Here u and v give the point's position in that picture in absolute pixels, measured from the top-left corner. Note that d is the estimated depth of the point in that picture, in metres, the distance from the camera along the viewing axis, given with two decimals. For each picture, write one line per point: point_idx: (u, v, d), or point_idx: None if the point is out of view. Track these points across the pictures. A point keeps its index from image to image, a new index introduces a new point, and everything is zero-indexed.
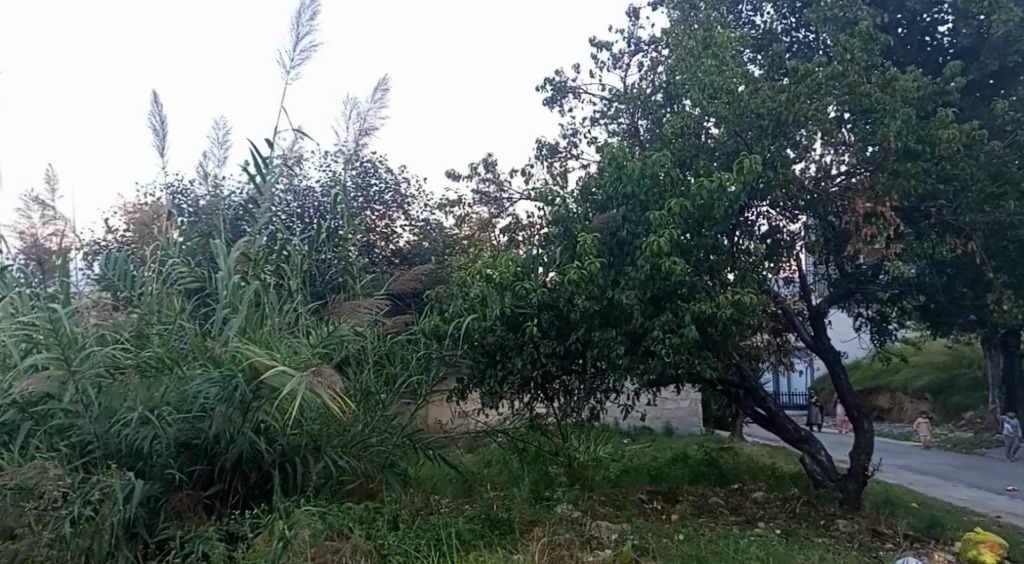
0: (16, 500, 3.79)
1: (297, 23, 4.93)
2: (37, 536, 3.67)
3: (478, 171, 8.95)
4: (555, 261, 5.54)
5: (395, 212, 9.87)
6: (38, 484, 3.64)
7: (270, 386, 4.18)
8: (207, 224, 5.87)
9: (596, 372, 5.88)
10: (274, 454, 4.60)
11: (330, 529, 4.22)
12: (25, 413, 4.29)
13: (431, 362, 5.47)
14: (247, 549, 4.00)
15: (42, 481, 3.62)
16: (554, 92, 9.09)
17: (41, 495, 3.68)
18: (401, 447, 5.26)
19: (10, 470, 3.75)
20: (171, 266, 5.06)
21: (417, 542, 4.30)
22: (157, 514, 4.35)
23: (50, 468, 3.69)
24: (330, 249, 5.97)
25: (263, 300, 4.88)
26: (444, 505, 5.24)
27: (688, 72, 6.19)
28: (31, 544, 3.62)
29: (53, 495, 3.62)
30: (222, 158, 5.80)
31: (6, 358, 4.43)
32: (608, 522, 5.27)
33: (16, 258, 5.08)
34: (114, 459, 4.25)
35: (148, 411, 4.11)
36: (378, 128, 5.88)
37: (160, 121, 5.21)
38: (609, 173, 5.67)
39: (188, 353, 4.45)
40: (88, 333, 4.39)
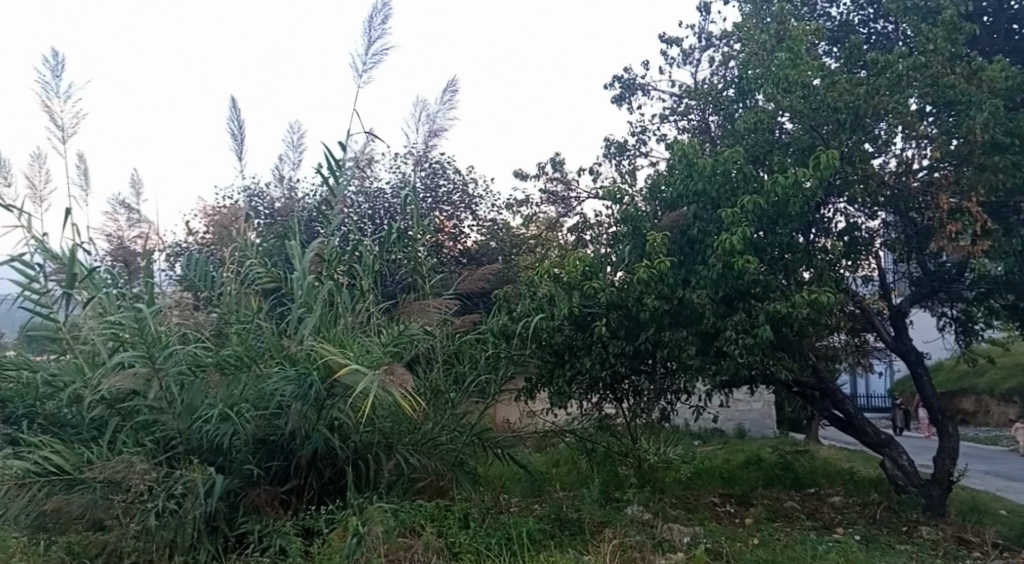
0: (107, 493, 4.12)
1: (370, 27, 5.09)
2: (125, 528, 3.97)
3: (545, 170, 9.01)
4: (623, 261, 5.53)
5: (464, 212, 10.02)
6: (126, 478, 3.91)
7: (344, 384, 4.39)
8: (283, 226, 6.11)
9: (667, 372, 5.83)
10: (347, 452, 4.76)
11: (402, 526, 4.36)
12: (112, 409, 4.57)
13: (499, 361, 5.57)
14: (323, 544, 4.17)
15: (130, 474, 3.88)
16: (622, 91, 9.03)
17: (128, 488, 3.98)
18: (470, 446, 5.37)
19: (100, 464, 4.07)
20: (249, 268, 5.32)
21: (488, 540, 4.39)
22: (236, 508, 4.57)
23: (136, 463, 3.96)
24: (402, 249, 6.12)
25: (337, 300, 5.11)
26: (513, 504, 5.30)
27: (762, 66, 6.03)
28: (119, 536, 3.94)
29: (138, 488, 3.88)
30: (297, 161, 6.03)
31: (93, 355, 4.70)
32: (679, 525, 5.21)
33: (105, 260, 5.37)
34: (195, 454, 4.51)
35: (228, 409, 4.38)
36: (448, 129, 5.98)
37: (239, 126, 5.48)
38: (680, 170, 5.59)
39: (265, 351, 4.70)
40: (171, 332, 4.64)
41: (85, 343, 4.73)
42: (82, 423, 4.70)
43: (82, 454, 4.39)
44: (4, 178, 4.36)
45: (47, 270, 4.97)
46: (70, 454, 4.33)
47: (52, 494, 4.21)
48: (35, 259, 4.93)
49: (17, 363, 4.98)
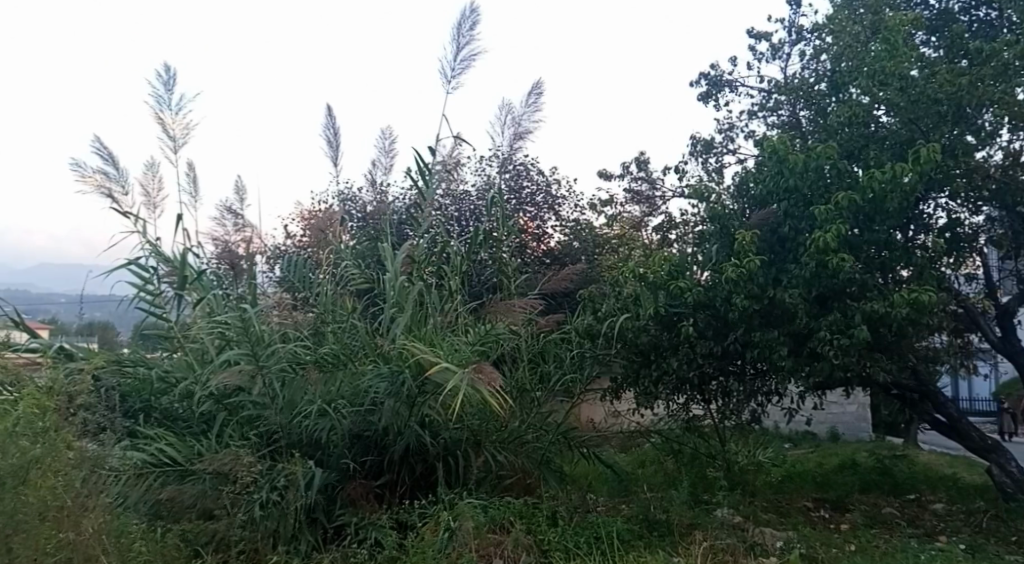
0: (215, 484, 4.45)
1: (457, 35, 5.26)
2: (233, 518, 4.25)
3: (629, 170, 8.98)
4: (710, 260, 5.46)
5: (547, 213, 10.08)
6: (232, 470, 4.31)
7: (435, 381, 4.59)
8: (375, 229, 6.37)
9: (757, 374, 5.72)
10: (437, 448, 4.94)
11: (492, 523, 4.48)
12: (218, 405, 4.89)
13: (584, 361, 5.67)
14: (416, 538, 4.35)
15: (235, 467, 4.29)
16: (710, 87, 8.86)
17: (236, 480, 4.35)
18: (556, 445, 5.44)
19: (210, 457, 4.44)
20: (344, 269, 5.64)
21: (577, 539, 4.47)
22: (334, 501, 4.81)
23: (241, 457, 4.35)
24: (488, 249, 6.26)
25: (427, 300, 5.35)
26: (599, 504, 5.34)
27: (856, 58, 5.79)
28: (227, 525, 4.21)
29: (244, 479, 4.26)
30: (388, 166, 6.28)
31: (202, 353, 5.07)
32: (772, 529, 5.08)
33: (212, 262, 5.74)
34: (295, 448, 4.76)
35: (326, 404, 4.65)
36: (532, 132, 6.08)
37: (334, 134, 5.78)
38: (770, 167, 5.44)
39: (360, 349, 4.96)
40: (273, 331, 4.96)
41: (194, 342, 5.11)
42: (191, 416, 5.00)
43: (192, 447, 4.73)
44: (121, 188, 4.76)
45: (160, 272, 5.40)
46: (182, 447, 4.70)
47: (165, 484, 4.53)
48: (149, 263, 5.38)
49: (133, 360, 5.29)
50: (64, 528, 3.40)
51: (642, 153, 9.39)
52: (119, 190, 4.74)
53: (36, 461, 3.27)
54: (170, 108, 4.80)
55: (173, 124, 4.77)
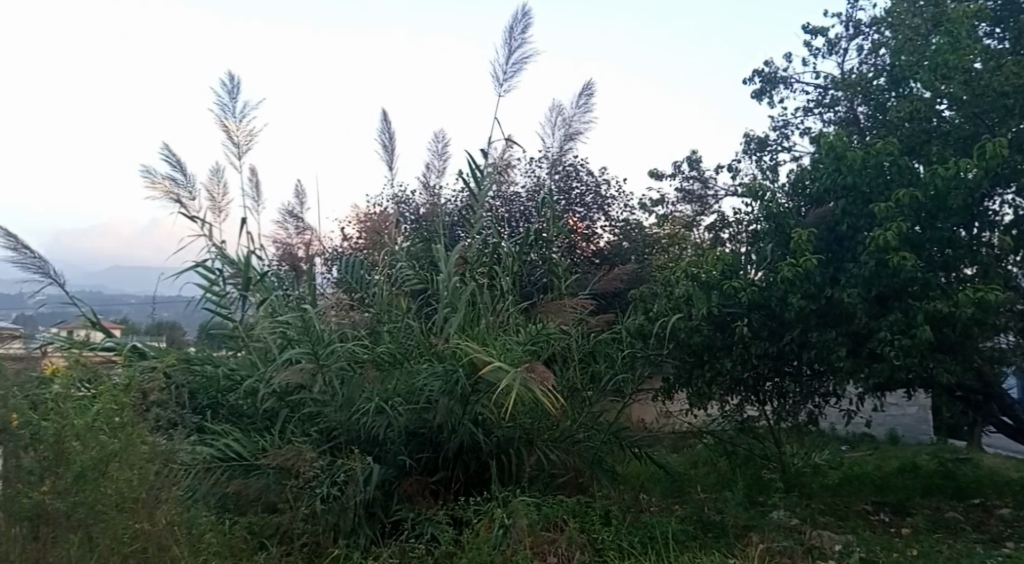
0: (279, 479, 4.64)
1: (510, 38, 5.33)
2: (295, 512, 4.41)
3: (680, 168, 8.90)
4: (765, 259, 5.38)
5: (597, 212, 10.01)
6: (296, 464, 4.49)
7: (488, 381, 4.69)
8: (428, 230, 6.50)
9: (814, 374, 5.63)
10: (491, 445, 5.03)
11: (547, 520, 4.56)
12: (281, 402, 5.07)
13: (636, 361, 5.63)
14: (472, 534, 4.45)
15: (299, 462, 4.46)
16: (763, 85, 8.72)
17: (299, 475, 4.51)
18: (608, 444, 5.48)
19: (273, 452, 4.63)
20: (399, 269, 5.84)
21: (631, 538, 4.51)
22: (391, 496, 4.94)
23: (304, 452, 4.53)
24: (539, 250, 6.33)
25: (479, 301, 5.45)
26: (652, 504, 5.33)
27: (917, 52, 5.63)
28: (290, 519, 4.38)
29: (307, 474, 4.43)
30: (441, 168, 6.40)
31: (265, 352, 5.26)
32: (831, 532, 4.98)
33: (274, 263, 5.98)
34: (354, 445, 4.89)
35: (383, 402, 4.75)
36: (583, 132, 6.11)
37: (389, 137, 5.92)
38: (827, 164, 5.32)
39: (414, 347, 5.08)
40: (333, 331, 5.15)
41: (258, 340, 5.33)
42: (254, 413, 5.18)
43: (257, 442, 4.92)
44: (189, 193, 4.99)
45: (224, 274, 5.63)
46: (248, 442, 4.90)
47: (232, 478, 4.72)
48: (214, 265, 5.63)
49: (201, 358, 5.53)
50: (139, 518, 3.64)
51: (694, 151, 9.29)
52: (187, 196, 4.96)
53: (114, 455, 3.55)
54: (235, 116, 5.02)
55: (238, 133, 4.99)
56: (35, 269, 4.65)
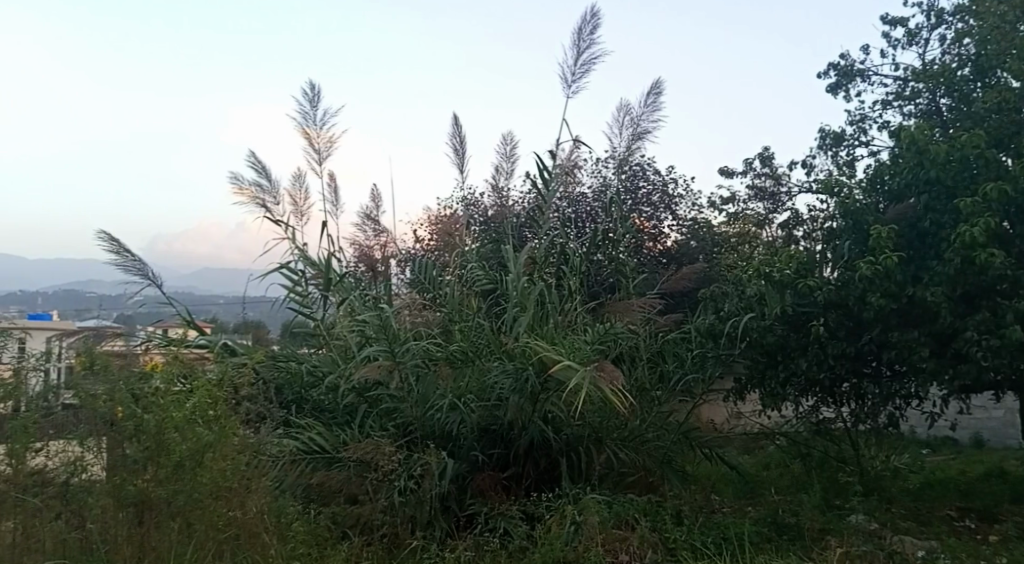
0: (359, 471, 4.85)
1: (578, 40, 5.37)
2: (375, 503, 4.63)
3: (752, 166, 8.76)
4: (842, 257, 5.26)
5: (664, 212, 9.86)
6: (375, 458, 4.67)
7: (557, 379, 4.76)
8: (497, 231, 6.63)
9: (894, 375, 5.40)
10: (561, 443, 5.10)
11: (618, 518, 4.60)
12: (360, 397, 5.27)
13: (706, 360, 5.65)
14: (544, 530, 4.52)
15: (378, 456, 4.64)
16: (839, 78, 8.49)
17: (377, 468, 4.72)
18: (678, 444, 5.50)
19: (354, 445, 4.83)
20: (471, 270, 5.99)
21: (705, 539, 4.50)
22: (465, 490, 5.07)
23: (383, 446, 4.70)
24: (606, 250, 6.34)
25: (548, 300, 5.53)
26: (725, 505, 5.28)
27: (1005, 39, 5.40)
28: (370, 509, 4.60)
29: (387, 468, 4.61)
30: (510, 170, 6.51)
31: (345, 349, 5.50)
32: (913, 538, 4.81)
33: (352, 265, 6.21)
34: (429, 440, 5.05)
35: (456, 398, 4.92)
36: (651, 131, 6.09)
37: (460, 141, 6.05)
38: (908, 159, 5.17)
39: (485, 346, 5.22)
40: (408, 330, 5.32)
41: (339, 339, 5.57)
42: (335, 408, 5.40)
43: (338, 436, 5.14)
44: (272, 199, 5.23)
45: (307, 275, 5.96)
46: (330, 436, 5.12)
47: (316, 469, 4.93)
48: (297, 266, 5.93)
49: (285, 356, 5.72)
50: (232, 506, 3.86)
51: (766, 149, 9.13)
52: (271, 201, 5.21)
53: (209, 446, 3.72)
54: (315, 124, 5.25)
55: (318, 140, 5.20)
56: (136, 271, 4.98)
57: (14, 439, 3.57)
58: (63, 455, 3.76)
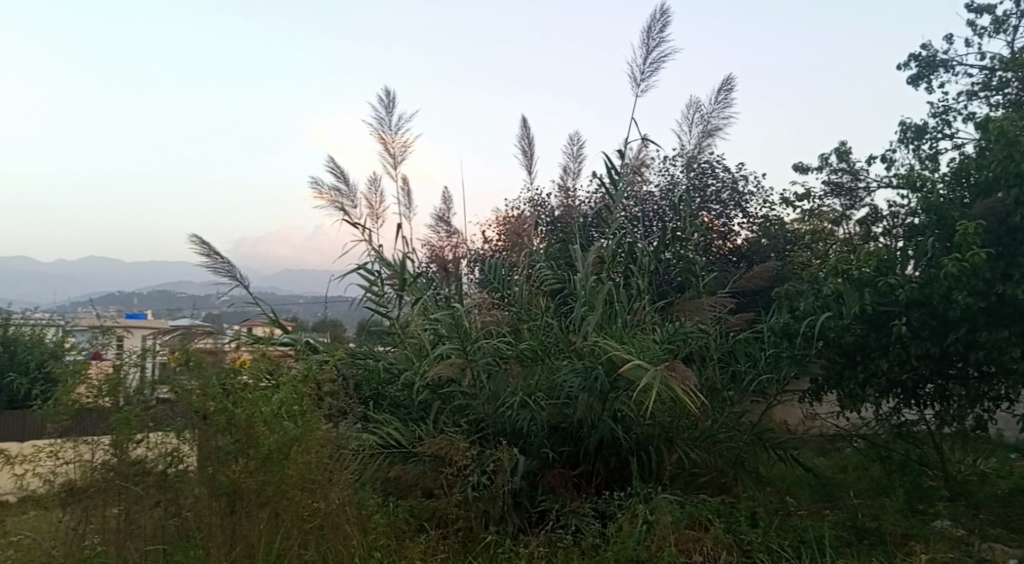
0: (434, 466, 4.98)
1: (647, 39, 5.36)
2: (450, 497, 4.75)
3: (828, 161, 8.53)
4: (925, 254, 5.10)
5: (734, 209, 9.61)
6: (449, 453, 4.77)
7: (626, 378, 4.77)
8: (564, 231, 6.70)
9: (982, 376, 5.13)
10: (631, 443, 5.10)
11: (690, 518, 4.59)
12: (434, 394, 5.43)
13: (781, 361, 5.55)
14: (616, 529, 4.53)
15: (453, 451, 4.74)
16: (920, 69, 8.19)
17: (452, 463, 4.83)
18: (751, 445, 5.44)
19: (429, 440, 4.96)
20: (539, 271, 6.11)
21: (782, 541, 4.43)
22: (536, 487, 5.12)
23: (456, 441, 4.81)
24: (675, 249, 6.28)
25: (616, 300, 5.55)
26: (801, 508, 5.17)
27: None
28: (446, 503, 4.71)
29: (461, 463, 4.72)
30: (577, 171, 6.54)
31: (419, 348, 5.67)
32: (1007, 546, 4.55)
33: (425, 265, 6.32)
34: (501, 436, 5.12)
35: (527, 396, 5.02)
36: (722, 128, 6.02)
37: (528, 142, 6.12)
38: (997, 152, 4.98)
39: (554, 345, 5.30)
40: (479, 329, 5.45)
41: (413, 337, 5.75)
42: (411, 404, 5.56)
43: (414, 432, 5.27)
44: (349, 202, 5.41)
45: (383, 276, 6.21)
46: (405, 431, 5.27)
47: (393, 463, 5.09)
48: (374, 267, 6.20)
49: (364, 353, 5.92)
50: (315, 498, 4.02)
51: (842, 143, 8.90)
52: (349, 204, 5.39)
53: (296, 439, 3.94)
54: (390, 130, 5.41)
55: (393, 144, 5.36)
56: (225, 273, 5.24)
57: (118, 431, 3.75)
58: (160, 446, 3.88)
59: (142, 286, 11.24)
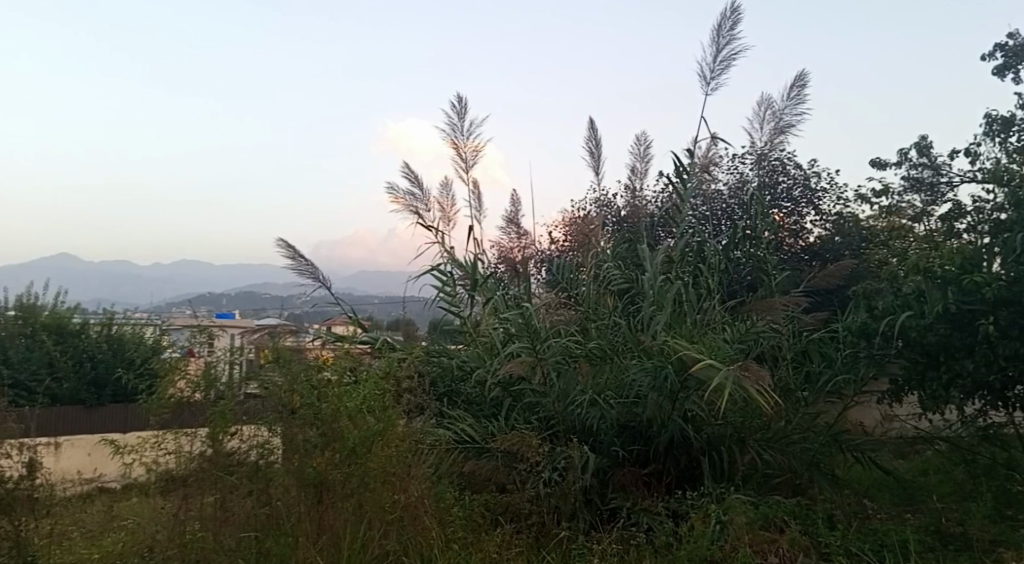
0: (507, 462, 5.08)
1: (718, 37, 5.33)
2: (523, 492, 4.84)
3: (907, 156, 8.27)
4: (1015, 250, 4.90)
5: (806, 207, 9.38)
6: (521, 449, 4.87)
7: (697, 378, 4.73)
8: (631, 231, 6.75)
9: None
10: (702, 442, 5.06)
11: (765, 519, 4.55)
12: (505, 392, 5.57)
13: (858, 362, 5.50)
14: (689, 528, 4.53)
15: (525, 447, 4.84)
16: (1006, 59, 7.87)
17: (525, 459, 4.92)
18: (828, 447, 5.35)
19: (501, 436, 5.08)
20: (607, 270, 6.14)
21: (862, 545, 4.34)
22: (607, 484, 5.16)
23: (529, 438, 4.90)
24: (745, 247, 6.19)
25: (685, 299, 5.54)
26: (880, 511, 5.07)
27: None
28: (518, 498, 4.81)
29: (533, 459, 4.80)
30: (644, 170, 6.55)
31: (491, 346, 5.82)
32: None
33: (495, 266, 6.53)
34: (571, 434, 5.18)
35: (596, 395, 5.06)
36: (794, 124, 5.92)
37: (595, 144, 6.17)
38: None
39: (622, 343, 5.35)
40: (548, 328, 5.55)
41: (485, 336, 5.93)
42: (483, 401, 5.70)
43: (486, 428, 5.41)
44: (423, 206, 5.58)
45: (455, 276, 6.37)
46: (479, 427, 5.41)
47: (467, 458, 5.23)
48: (446, 268, 6.38)
49: (438, 351, 6.08)
50: (396, 490, 4.17)
51: (923, 138, 8.64)
52: (423, 207, 5.56)
53: (380, 434, 4.17)
54: (462, 135, 5.55)
55: (465, 149, 5.49)
56: (309, 274, 5.49)
57: (214, 424, 3.92)
58: (254, 438, 4.04)
59: (233, 289, 12.00)
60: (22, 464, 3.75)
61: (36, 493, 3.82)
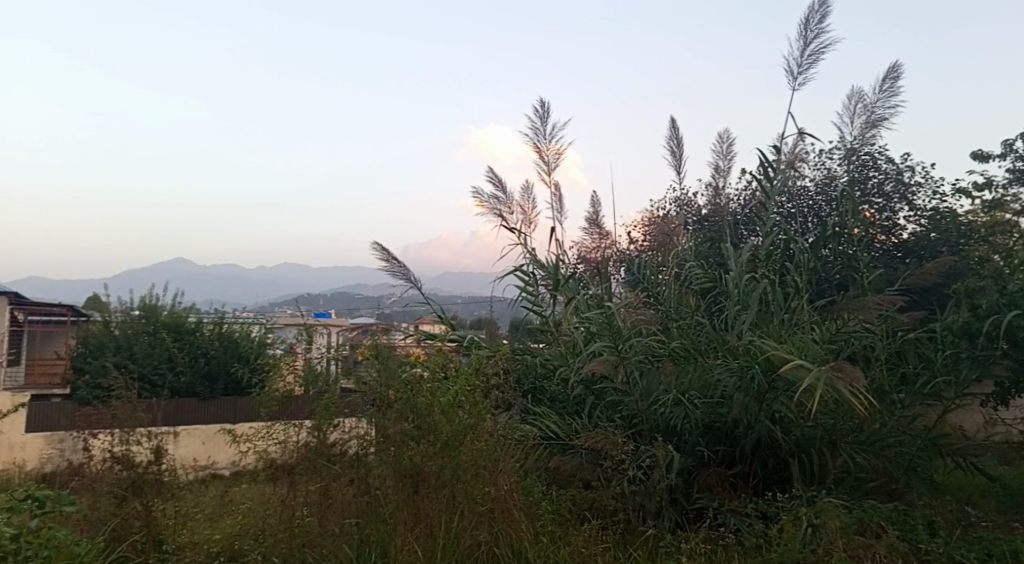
0: (592, 459, 5.16)
1: (806, 31, 5.24)
2: (610, 489, 4.88)
3: (1012, 146, 7.84)
4: None
5: (899, 202, 9.04)
6: (606, 448, 4.91)
7: (786, 378, 4.66)
8: (715, 231, 6.72)
9: None
10: (790, 444, 4.98)
11: (860, 524, 4.45)
12: (588, 390, 5.65)
13: (959, 363, 5.24)
14: (780, 530, 4.46)
15: (609, 445, 4.88)
16: None
17: (610, 457, 4.97)
18: (926, 451, 5.17)
19: (585, 434, 5.15)
20: (689, 270, 6.13)
21: (967, 553, 4.17)
22: (692, 484, 5.14)
23: (613, 437, 4.93)
24: (834, 244, 6.02)
25: (771, 299, 5.47)
26: (985, 518, 4.84)
27: None
28: (604, 495, 4.86)
29: (617, 457, 4.85)
30: (727, 169, 6.48)
31: (574, 345, 5.93)
32: None
33: (576, 266, 6.66)
34: (655, 432, 5.19)
35: (680, 394, 5.06)
36: (887, 118, 5.74)
37: (677, 144, 6.17)
38: None
39: (707, 344, 5.33)
40: (631, 328, 5.60)
41: (568, 335, 6.05)
42: (566, 399, 5.81)
43: (571, 425, 5.52)
44: (507, 208, 5.73)
45: (538, 277, 6.60)
46: (563, 424, 5.53)
47: (552, 454, 5.35)
48: (529, 270, 6.62)
49: (522, 349, 6.23)
50: (486, 482, 4.22)
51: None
52: (506, 210, 5.71)
53: (471, 428, 4.26)
54: (545, 138, 5.66)
55: (548, 152, 5.60)
56: (402, 276, 5.71)
57: (318, 416, 4.24)
58: (354, 430, 4.28)
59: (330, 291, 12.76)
60: (150, 450, 4.06)
61: (163, 477, 4.09)
